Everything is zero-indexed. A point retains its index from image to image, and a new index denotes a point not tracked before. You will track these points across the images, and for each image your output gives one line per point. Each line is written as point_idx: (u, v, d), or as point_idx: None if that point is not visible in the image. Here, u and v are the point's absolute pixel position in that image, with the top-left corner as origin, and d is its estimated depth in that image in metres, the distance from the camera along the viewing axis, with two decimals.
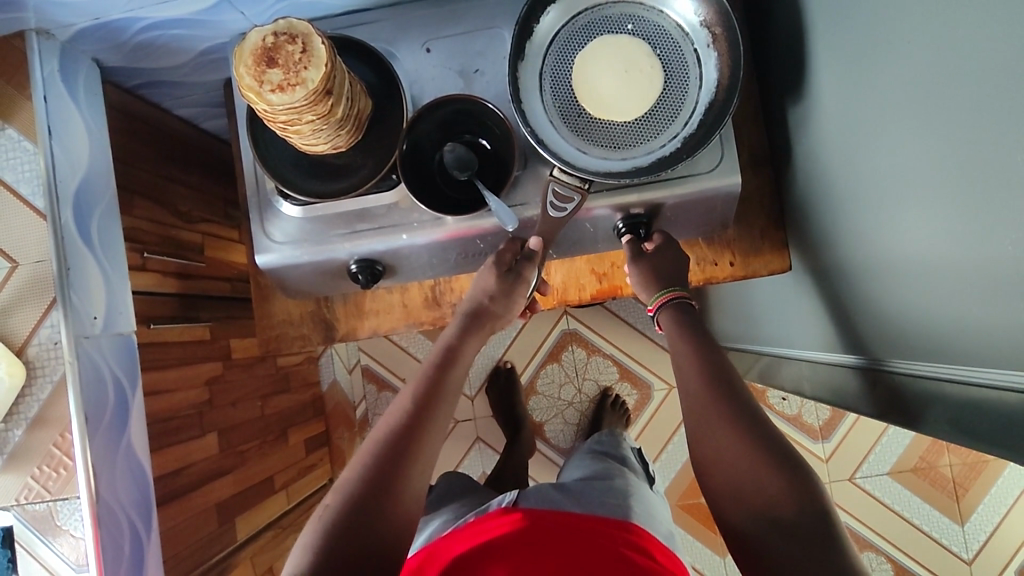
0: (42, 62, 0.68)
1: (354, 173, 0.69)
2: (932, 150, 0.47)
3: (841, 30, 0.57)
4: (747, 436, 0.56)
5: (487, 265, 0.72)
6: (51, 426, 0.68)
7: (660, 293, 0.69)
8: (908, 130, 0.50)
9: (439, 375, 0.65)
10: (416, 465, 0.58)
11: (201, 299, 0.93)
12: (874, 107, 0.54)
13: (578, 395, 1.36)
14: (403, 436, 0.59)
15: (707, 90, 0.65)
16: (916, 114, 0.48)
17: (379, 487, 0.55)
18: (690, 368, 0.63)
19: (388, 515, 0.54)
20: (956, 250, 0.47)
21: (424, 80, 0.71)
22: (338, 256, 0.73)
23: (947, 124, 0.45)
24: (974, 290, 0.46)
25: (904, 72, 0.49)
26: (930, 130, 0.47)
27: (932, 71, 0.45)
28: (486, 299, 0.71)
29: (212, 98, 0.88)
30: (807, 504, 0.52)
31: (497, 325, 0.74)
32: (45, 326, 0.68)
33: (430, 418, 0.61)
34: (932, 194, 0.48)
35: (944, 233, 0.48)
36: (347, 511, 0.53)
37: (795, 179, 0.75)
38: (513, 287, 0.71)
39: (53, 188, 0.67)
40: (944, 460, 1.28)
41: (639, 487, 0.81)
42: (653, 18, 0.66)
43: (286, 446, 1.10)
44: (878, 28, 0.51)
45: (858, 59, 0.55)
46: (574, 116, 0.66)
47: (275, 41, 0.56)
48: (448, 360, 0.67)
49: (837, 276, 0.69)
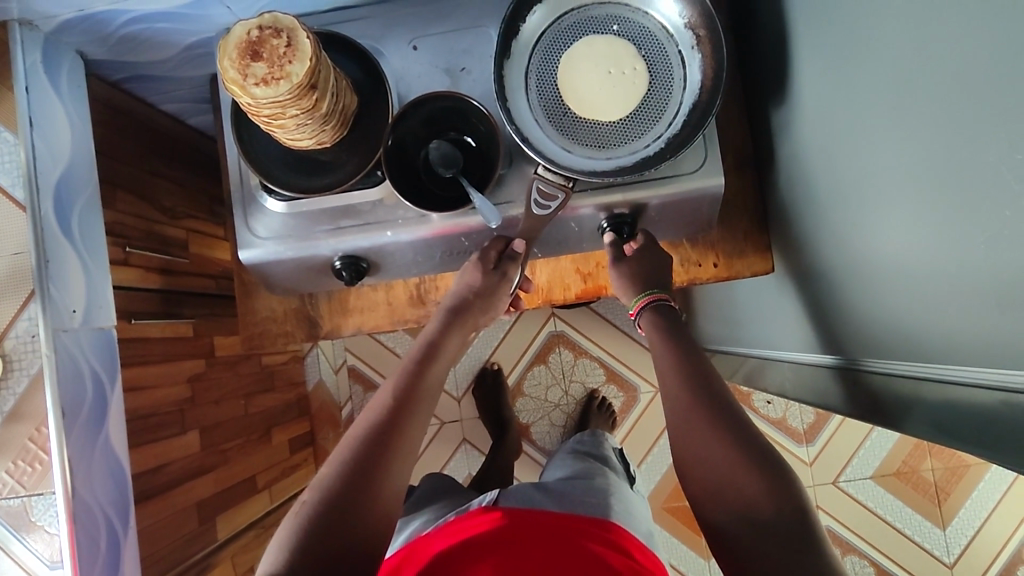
0: (24, 52, 0.68)
1: (339, 169, 0.69)
2: (905, 148, 0.48)
3: (821, 35, 0.58)
4: (727, 433, 0.57)
5: (470, 262, 0.73)
6: (26, 420, 0.66)
7: (639, 297, 0.70)
8: (886, 130, 0.50)
9: (421, 367, 0.65)
10: (394, 460, 0.58)
11: (183, 295, 0.92)
12: (854, 108, 0.55)
13: (565, 397, 1.36)
14: (382, 432, 0.59)
15: (691, 90, 0.66)
16: (894, 115, 0.49)
17: (356, 482, 0.55)
18: (677, 365, 0.63)
19: (367, 508, 0.54)
20: (929, 248, 0.48)
21: (409, 77, 0.71)
22: (321, 252, 0.73)
23: (921, 121, 0.45)
24: (951, 290, 0.46)
25: (881, 71, 0.50)
26: (905, 130, 0.47)
27: (906, 72, 0.46)
28: (470, 294, 0.71)
29: (198, 92, 0.88)
30: (786, 497, 0.52)
31: (480, 323, 0.74)
32: (22, 318, 0.66)
33: (408, 413, 0.61)
34: (905, 191, 0.49)
35: (919, 233, 0.49)
36: (327, 504, 0.53)
37: (779, 180, 0.76)
38: (497, 284, 0.71)
39: (32, 178, 0.66)
40: (925, 464, 1.30)
41: (621, 488, 0.81)
42: (639, 19, 0.66)
43: (270, 446, 1.10)
44: (859, 28, 0.52)
45: (839, 61, 0.56)
46: (560, 115, 0.67)
47: (260, 34, 0.58)
48: (429, 357, 0.67)
49: (817, 278, 0.70)
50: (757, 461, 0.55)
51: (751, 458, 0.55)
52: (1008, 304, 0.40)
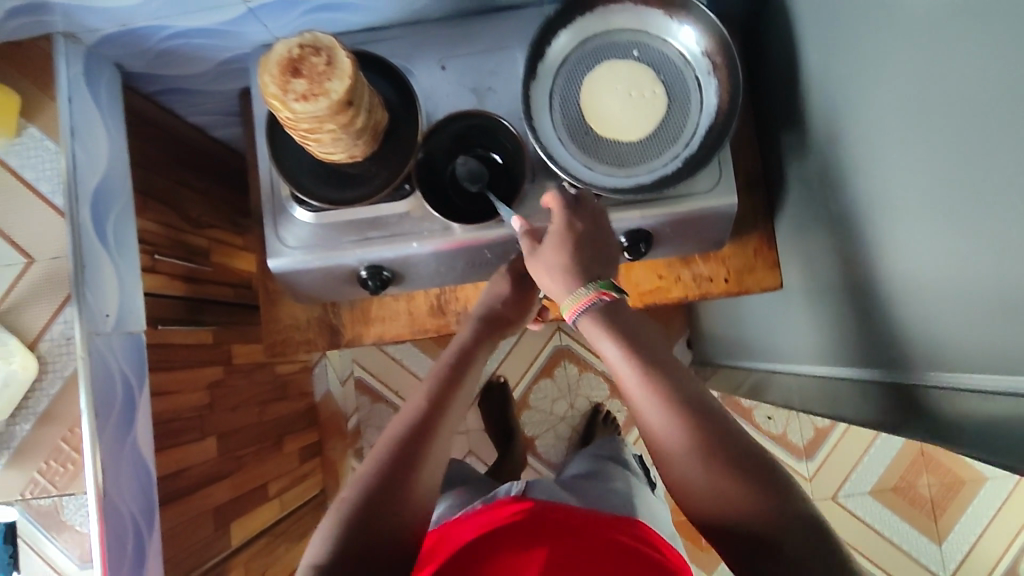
0: (68, 64, 0.69)
1: (369, 182, 0.72)
2: (916, 171, 0.51)
3: (835, 64, 0.62)
4: (730, 467, 0.49)
5: (500, 272, 0.76)
6: (58, 421, 0.67)
7: (582, 292, 0.58)
8: (897, 154, 0.53)
9: (453, 374, 0.65)
10: (430, 460, 0.59)
11: (205, 303, 0.94)
12: (865, 133, 0.58)
13: (570, 410, 1.38)
14: (419, 433, 0.60)
15: (707, 113, 0.69)
16: (905, 139, 0.52)
17: (394, 481, 0.56)
18: (648, 392, 0.52)
19: (404, 508, 0.56)
20: (934, 266, 0.51)
21: (438, 96, 0.74)
22: (348, 261, 0.75)
23: (925, 147, 0.49)
24: (956, 305, 0.49)
25: (889, 99, 0.53)
26: (914, 154, 0.51)
27: (911, 101, 0.50)
28: (500, 304, 0.73)
29: (226, 105, 0.91)
30: (787, 505, 0.48)
31: (508, 332, 0.75)
32: (58, 322, 0.67)
33: (445, 415, 0.62)
34: (915, 211, 0.52)
35: (923, 250, 0.52)
36: (367, 504, 0.55)
37: (789, 200, 0.79)
38: (526, 294, 0.74)
39: (72, 186, 0.68)
40: (921, 479, 1.32)
41: (639, 491, 0.84)
42: (658, 46, 0.70)
43: (281, 454, 1.11)
44: (869, 60, 0.55)
45: (851, 88, 0.59)
46: (582, 134, 0.70)
47: (300, 53, 0.61)
48: (465, 361, 0.67)
49: (825, 294, 0.73)
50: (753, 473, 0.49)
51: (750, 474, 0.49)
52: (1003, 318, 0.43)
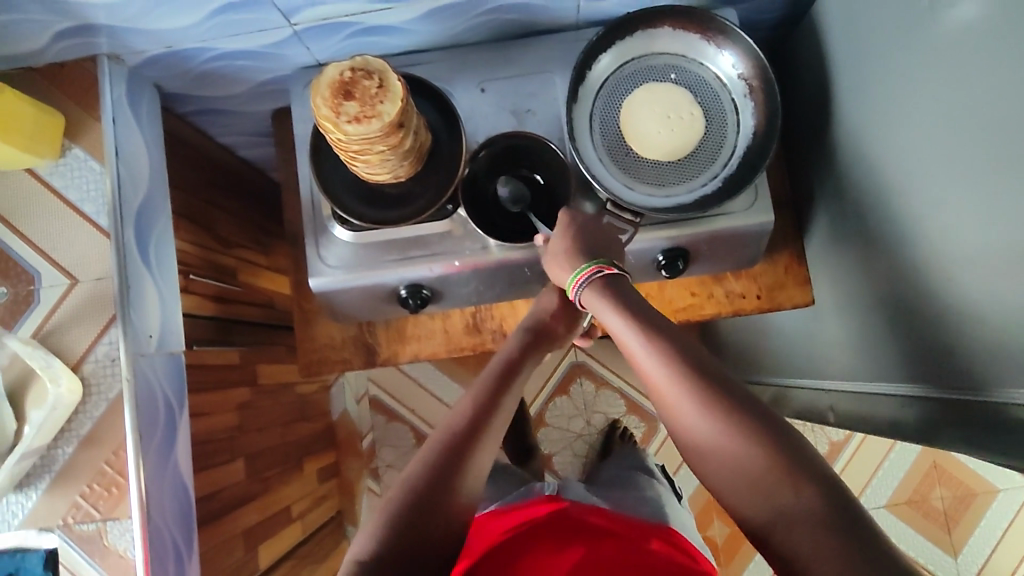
0: (112, 85, 0.70)
1: (414, 201, 0.73)
2: (981, 190, 0.53)
3: (880, 87, 0.64)
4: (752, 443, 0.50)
5: (549, 288, 0.76)
6: (101, 445, 0.66)
7: (583, 267, 0.63)
8: (959, 174, 0.55)
9: (502, 383, 0.65)
10: (476, 463, 0.59)
11: (233, 322, 0.94)
12: (919, 154, 0.60)
13: (587, 427, 1.39)
14: (467, 435, 0.59)
15: (744, 135, 0.71)
16: (970, 160, 0.54)
17: (441, 480, 0.56)
18: (682, 388, 0.53)
19: (449, 508, 0.55)
20: (1001, 281, 0.52)
21: (477, 117, 0.76)
22: (388, 280, 0.75)
23: (995, 163, 0.51)
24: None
25: (950, 119, 0.55)
26: (983, 173, 0.52)
27: (979, 120, 0.52)
28: (548, 317, 0.73)
29: (257, 126, 0.91)
30: (829, 491, 0.46)
31: (553, 345, 0.75)
32: (102, 342, 0.66)
33: (493, 420, 0.62)
34: (979, 228, 0.54)
35: (993, 265, 0.53)
36: (412, 501, 0.54)
37: (820, 218, 0.81)
38: (575, 311, 0.74)
39: (116, 207, 0.67)
40: (936, 492, 1.33)
41: (670, 501, 0.84)
42: (695, 69, 0.71)
43: (302, 475, 1.10)
44: (924, 84, 0.57)
45: (900, 110, 0.61)
46: (622, 155, 0.71)
47: (352, 75, 0.62)
48: (512, 370, 0.67)
49: (867, 309, 0.74)
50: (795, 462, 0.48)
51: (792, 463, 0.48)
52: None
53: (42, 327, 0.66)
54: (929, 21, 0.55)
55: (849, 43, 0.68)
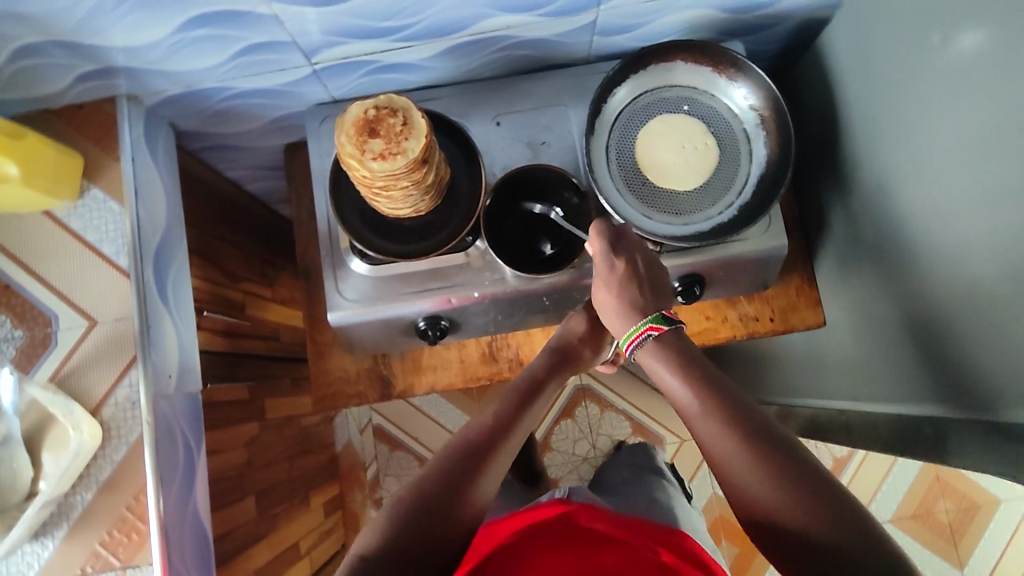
0: (131, 125, 0.69)
1: (436, 232, 0.73)
2: (1001, 217, 0.55)
3: (893, 117, 0.66)
4: (779, 463, 0.51)
5: (574, 313, 0.77)
6: (121, 490, 0.64)
7: (633, 329, 0.64)
8: (978, 201, 0.57)
9: (521, 400, 0.66)
10: (490, 469, 0.58)
11: (241, 357, 0.93)
12: (933, 181, 0.62)
13: (592, 450, 1.39)
14: (484, 445, 0.59)
15: (757, 164, 0.73)
16: (989, 188, 0.55)
17: (453, 480, 0.55)
18: (704, 414, 0.56)
19: (461, 507, 0.54)
20: (1016, 306, 0.54)
21: (493, 150, 0.77)
22: (408, 312, 0.75)
23: (1011, 191, 0.53)
24: None
25: (967, 148, 0.57)
26: (1002, 201, 0.54)
27: (995, 149, 0.54)
28: (573, 339, 0.74)
29: (267, 160, 0.92)
30: (838, 509, 0.47)
31: (578, 369, 0.75)
32: (123, 385, 0.65)
33: (510, 434, 0.62)
34: (1000, 253, 0.55)
35: (1006, 288, 0.55)
36: (422, 498, 0.54)
37: (830, 241, 0.83)
38: (598, 334, 0.75)
39: (137, 246, 0.67)
40: (939, 505, 1.35)
41: (682, 505, 0.85)
42: (707, 101, 0.74)
43: (308, 510, 1.08)
44: (940, 114, 0.59)
45: (912, 140, 0.64)
46: (639, 185, 0.73)
47: (377, 113, 0.63)
48: (533, 390, 0.68)
49: (880, 331, 0.76)
50: (809, 482, 0.49)
51: (804, 482, 0.49)
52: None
53: (59, 371, 0.65)
54: (941, 56, 0.58)
55: (857, 76, 0.71)
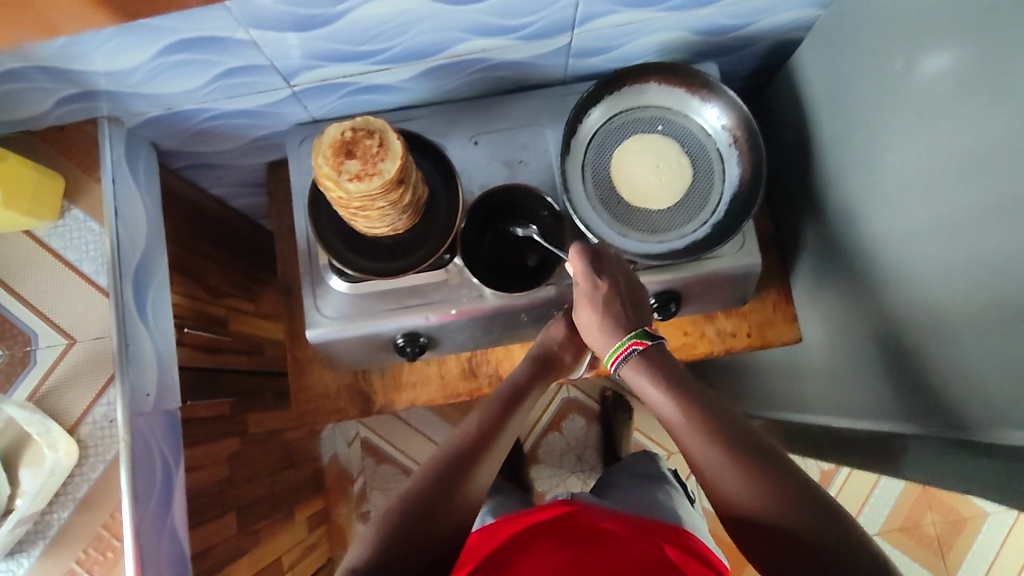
0: (112, 146, 0.70)
1: (414, 250, 0.74)
2: (965, 237, 0.56)
3: (861, 137, 0.67)
4: (763, 471, 0.51)
5: (556, 317, 0.75)
6: (97, 507, 0.65)
7: (618, 345, 0.64)
8: (942, 221, 0.58)
9: (504, 407, 0.65)
10: (475, 479, 0.58)
11: (224, 372, 0.93)
12: (900, 201, 0.63)
13: (579, 463, 1.39)
14: (469, 454, 0.59)
15: (730, 184, 0.74)
16: (953, 209, 0.56)
17: (437, 493, 0.55)
18: (686, 418, 0.57)
19: (445, 520, 0.55)
20: (980, 325, 0.55)
21: (471, 169, 0.78)
22: (386, 329, 0.76)
23: (973, 213, 0.54)
24: (1006, 364, 0.53)
25: (929, 170, 0.59)
26: (965, 222, 0.55)
27: (956, 172, 0.55)
28: (555, 346, 0.73)
29: (251, 177, 0.93)
30: (819, 512, 0.49)
31: (561, 374, 0.74)
32: (100, 403, 0.65)
33: (495, 442, 0.61)
34: (965, 272, 0.56)
35: (969, 307, 0.56)
36: (408, 512, 0.54)
37: (804, 257, 0.84)
38: (581, 338, 0.74)
39: (116, 265, 0.67)
40: (927, 518, 1.36)
41: (686, 509, 0.83)
42: (680, 120, 0.75)
43: (292, 524, 1.08)
44: (905, 136, 0.61)
45: (880, 160, 0.65)
46: (615, 204, 0.74)
47: (353, 135, 0.64)
48: (516, 397, 0.67)
49: (854, 346, 0.77)
50: (790, 485, 0.50)
51: (785, 485, 0.50)
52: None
53: (37, 390, 0.65)
54: (904, 79, 0.59)
55: (826, 97, 0.72)
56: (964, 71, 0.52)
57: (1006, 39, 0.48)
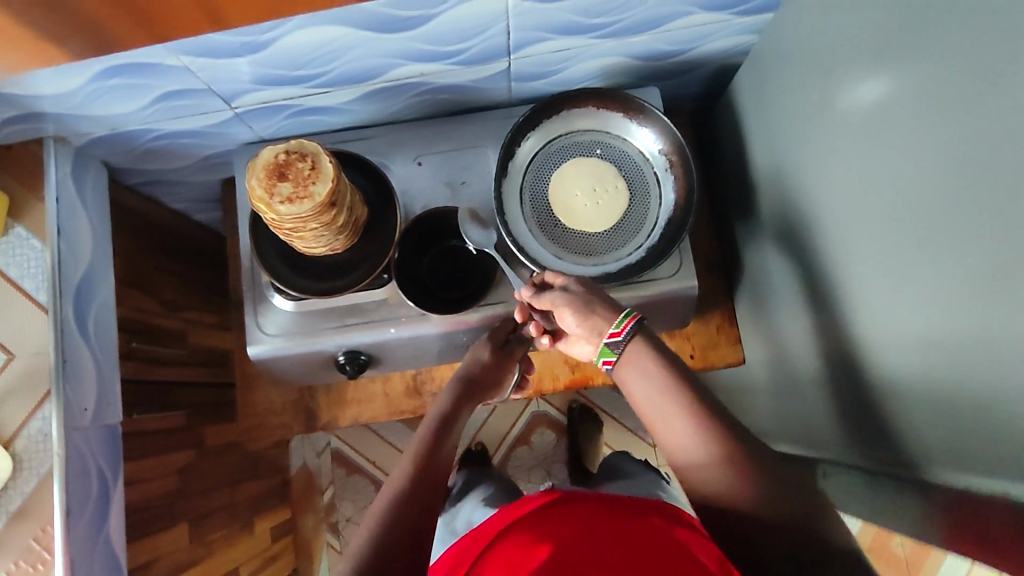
0: (57, 165, 0.72)
1: (354, 268, 0.75)
2: (875, 268, 0.56)
3: (791, 163, 0.68)
4: (755, 476, 0.53)
5: (480, 339, 0.77)
6: (30, 520, 0.66)
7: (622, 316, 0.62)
8: (857, 251, 0.58)
9: (442, 432, 0.66)
10: (429, 511, 0.58)
11: (180, 385, 0.94)
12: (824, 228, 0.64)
13: (547, 478, 1.39)
14: (419, 484, 0.59)
15: (666, 208, 0.75)
16: (865, 240, 0.57)
17: (398, 531, 0.55)
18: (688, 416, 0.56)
19: (407, 558, 0.54)
20: (892, 355, 0.55)
21: (414, 189, 0.79)
22: (327, 347, 0.77)
23: (880, 244, 0.55)
24: (915, 395, 0.53)
25: (845, 200, 0.59)
26: (876, 253, 0.55)
27: (866, 203, 0.56)
28: (480, 369, 0.75)
29: (208, 193, 0.94)
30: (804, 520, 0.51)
31: (487, 394, 0.77)
32: (36, 418, 0.67)
33: (440, 469, 0.62)
34: (875, 303, 0.56)
35: (882, 338, 0.56)
36: (373, 554, 0.53)
37: (748, 279, 0.84)
38: (503, 360, 0.76)
39: (57, 282, 0.69)
40: (896, 539, 1.35)
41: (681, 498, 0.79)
42: (618, 144, 0.76)
43: (252, 535, 1.08)
44: (826, 164, 0.61)
45: (807, 187, 0.66)
46: (551, 226, 0.75)
47: (286, 158, 0.65)
48: (450, 421, 0.68)
49: (790, 370, 0.77)
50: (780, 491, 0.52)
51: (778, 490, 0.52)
52: (951, 397, 0.48)
53: None
54: (825, 108, 0.60)
55: (762, 122, 0.73)
56: (871, 105, 0.53)
57: (908, 76, 0.48)
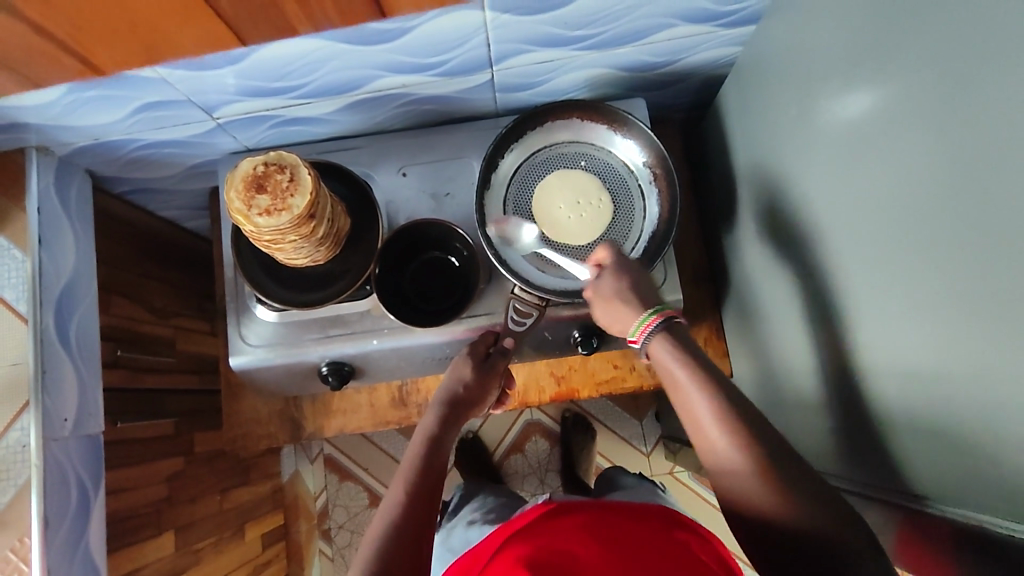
0: (40, 174, 0.72)
1: (336, 280, 0.74)
2: (857, 287, 0.54)
3: (776, 177, 0.67)
4: (794, 485, 0.48)
5: (460, 357, 0.73)
6: (7, 530, 0.65)
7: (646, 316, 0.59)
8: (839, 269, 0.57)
9: (426, 462, 0.63)
10: (418, 551, 0.55)
11: (168, 393, 0.94)
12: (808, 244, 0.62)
13: (541, 486, 1.38)
14: (405, 524, 0.56)
15: (650, 221, 0.74)
16: (847, 259, 0.55)
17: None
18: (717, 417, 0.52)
19: None
20: (874, 375, 0.54)
21: (398, 200, 0.78)
22: (310, 358, 0.76)
23: (859, 263, 0.53)
24: (898, 418, 0.52)
25: (827, 217, 0.58)
26: (858, 271, 0.54)
27: (847, 220, 0.54)
28: (462, 388, 0.71)
29: (196, 202, 0.94)
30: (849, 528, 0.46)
31: (471, 413, 0.73)
32: (13, 428, 0.66)
33: (427, 502, 0.59)
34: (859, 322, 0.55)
35: (863, 358, 0.55)
36: None
37: (735, 292, 0.83)
38: (486, 377, 0.72)
39: (37, 293, 0.69)
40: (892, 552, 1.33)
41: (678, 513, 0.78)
42: (603, 156, 0.75)
43: (241, 543, 1.08)
44: (809, 179, 0.60)
45: (790, 202, 0.65)
46: (534, 239, 0.74)
47: (264, 169, 0.64)
48: (433, 448, 0.65)
49: (776, 385, 0.76)
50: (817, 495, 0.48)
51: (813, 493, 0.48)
52: (930, 419, 0.47)
53: None
54: (807, 122, 0.59)
55: (748, 135, 0.72)
56: (850, 120, 0.52)
57: (886, 93, 0.47)
